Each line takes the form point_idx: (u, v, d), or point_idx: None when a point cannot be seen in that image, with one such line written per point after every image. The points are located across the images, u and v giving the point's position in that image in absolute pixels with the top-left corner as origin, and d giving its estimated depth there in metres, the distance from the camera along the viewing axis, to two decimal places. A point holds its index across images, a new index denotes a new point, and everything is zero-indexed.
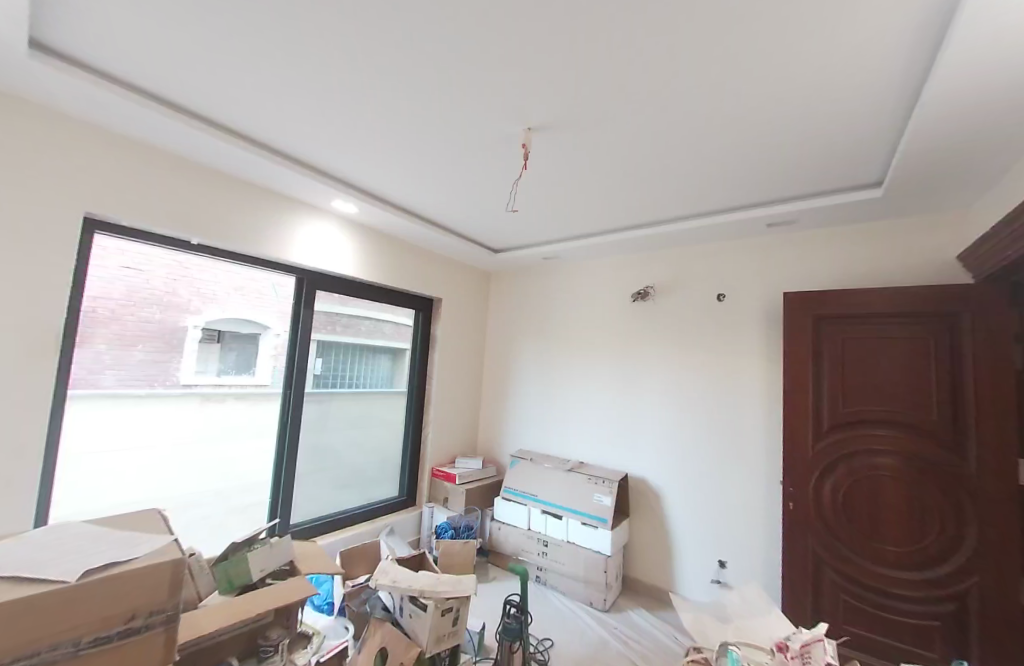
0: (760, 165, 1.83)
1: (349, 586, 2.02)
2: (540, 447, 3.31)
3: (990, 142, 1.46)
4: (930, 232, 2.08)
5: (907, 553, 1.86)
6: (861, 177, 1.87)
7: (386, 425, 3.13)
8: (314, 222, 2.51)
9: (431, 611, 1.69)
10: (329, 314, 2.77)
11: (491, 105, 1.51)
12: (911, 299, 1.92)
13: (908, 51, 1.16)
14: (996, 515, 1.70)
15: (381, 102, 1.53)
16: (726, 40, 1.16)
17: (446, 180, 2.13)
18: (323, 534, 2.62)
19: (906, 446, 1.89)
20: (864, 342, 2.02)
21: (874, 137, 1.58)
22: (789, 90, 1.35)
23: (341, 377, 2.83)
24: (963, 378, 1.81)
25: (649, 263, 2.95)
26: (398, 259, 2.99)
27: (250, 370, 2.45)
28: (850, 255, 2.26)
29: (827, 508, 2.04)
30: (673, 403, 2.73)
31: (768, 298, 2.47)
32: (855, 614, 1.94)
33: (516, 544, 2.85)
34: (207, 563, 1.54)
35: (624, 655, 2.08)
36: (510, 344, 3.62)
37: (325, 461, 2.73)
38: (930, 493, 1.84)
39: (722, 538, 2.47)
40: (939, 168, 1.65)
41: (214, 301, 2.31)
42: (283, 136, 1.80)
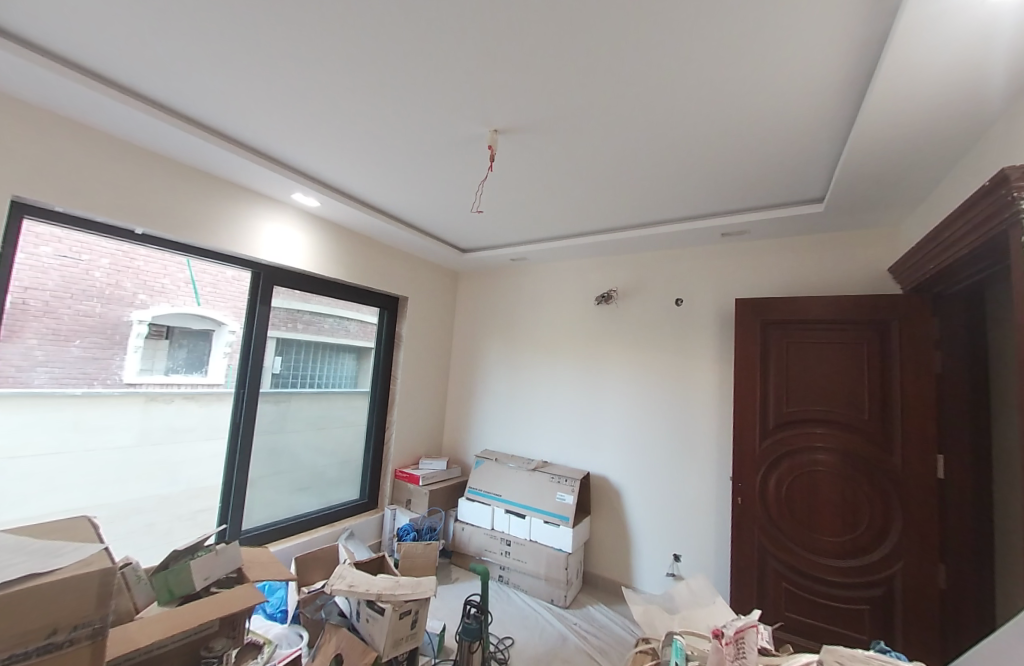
0: (715, 176, 1.92)
1: (304, 592, 1.96)
2: (504, 447, 3.33)
3: (917, 162, 1.60)
4: (865, 246, 2.26)
5: (841, 543, 2.01)
6: (806, 192, 2.00)
7: (347, 426, 3.05)
8: (272, 215, 2.41)
9: (388, 614, 1.66)
10: (288, 311, 2.67)
11: (458, 104, 1.51)
12: (849, 307, 2.07)
13: (846, 74, 1.25)
14: (918, 507, 1.86)
15: (345, 95, 1.49)
16: (685, 53, 1.21)
17: (412, 177, 2.10)
18: (277, 539, 2.52)
19: (840, 443, 2.04)
20: (806, 347, 2.16)
21: (818, 154, 1.69)
22: (742, 104, 1.43)
23: (301, 377, 2.74)
24: (892, 380, 1.97)
25: (613, 267, 3.03)
26: (362, 256, 2.92)
27: (202, 369, 2.32)
28: (797, 265, 2.41)
29: (771, 503, 2.17)
30: (634, 404, 2.81)
31: (722, 303, 2.60)
32: (796, 601, 2.06)
33: (479, 544, 2.85)
34: (144, 572, 1.45)
35: (582, 650, 2.12)
36: (477, 344, 3.62)
37: (282, 463, 2.63)
38: (861, 487, 2.00)
39: (677, 532, 2.56)
40: (873, 185, 1.80)
41: (163, 295, 2.18)
42: (240, 124, 1.72)
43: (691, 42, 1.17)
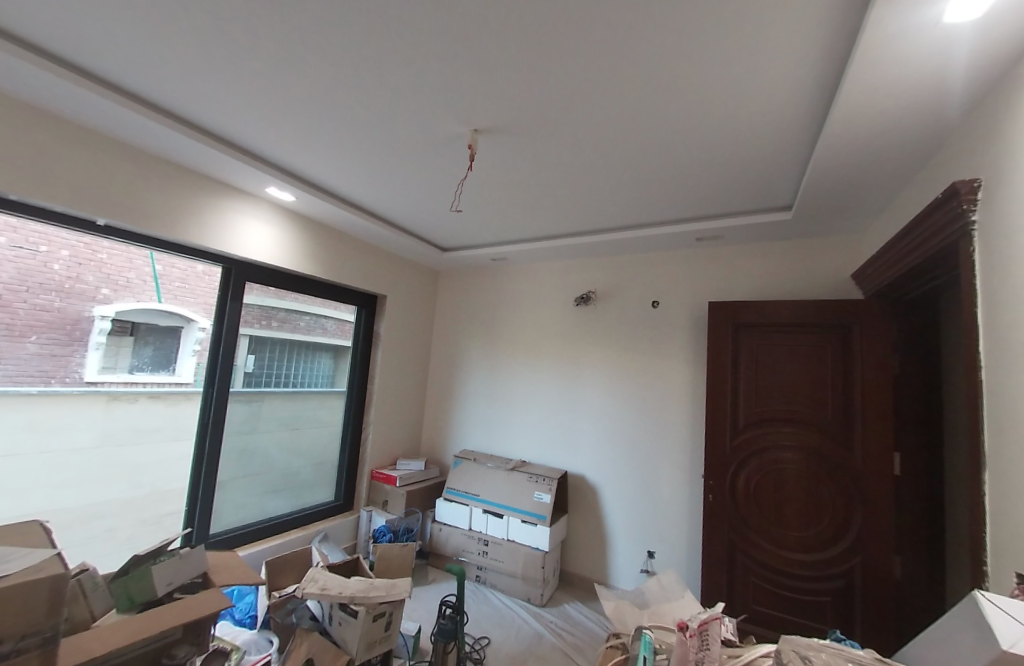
0: (690, 182, 1.97)
1: (274, 596, 1.90)
2: (483, 447, 3.32)
3: (876, 172, 1.68)
4: (830, 252, 2.36)
5: (805, 536, 2.09)
6: (776, 200, 2.08)
7: (322, 427, 2.99)
8: (244, 208, 2.34)
9: (362, 618, 1.64)
10: (262, 308, 2.60)
11: (440, 102, 1.50)
12: (815, 311, 2.15)
13: (813, 85, 1.30)
14: (877, 502, 1.95)
15: (323, 90, 1.46)
16: (663, 61, 1.24)
17: (391, 175, 2.08)
18: (247, 543, 2.44)
19: (806, 441, 2.13)
20: (775, 349, 2.24)
21: (787, 163, 1.76)
22: (716, 113, 1.47)
23: (275, 376, 2.67)
24: (853, 381, 2.06)
25: (591, 269, 3.07)
26: (338, 252, 2.87)
27: (170, 367, 2.24)
28: (767, 269, 2.50)
29: (740, 499, 2.23)
30: (611, 404, 2.86)
31: (696, 306, 2.67)
32: (762, 594, 2.14)
33: (456, 544, 2.84)
34: (105, 578, 1.41)
35: (557, 647, 2.15)
36: (456, 344, 3.61)
37: (253, 464, 2.56)
38: (824, 482, 2.08)
39: (651, 530, 2.62)
40: (837, 194, 1.88)
41: (128, 290, 2.09)
42: (212, 115, 1.66)
43: (669, 50, 1.19)
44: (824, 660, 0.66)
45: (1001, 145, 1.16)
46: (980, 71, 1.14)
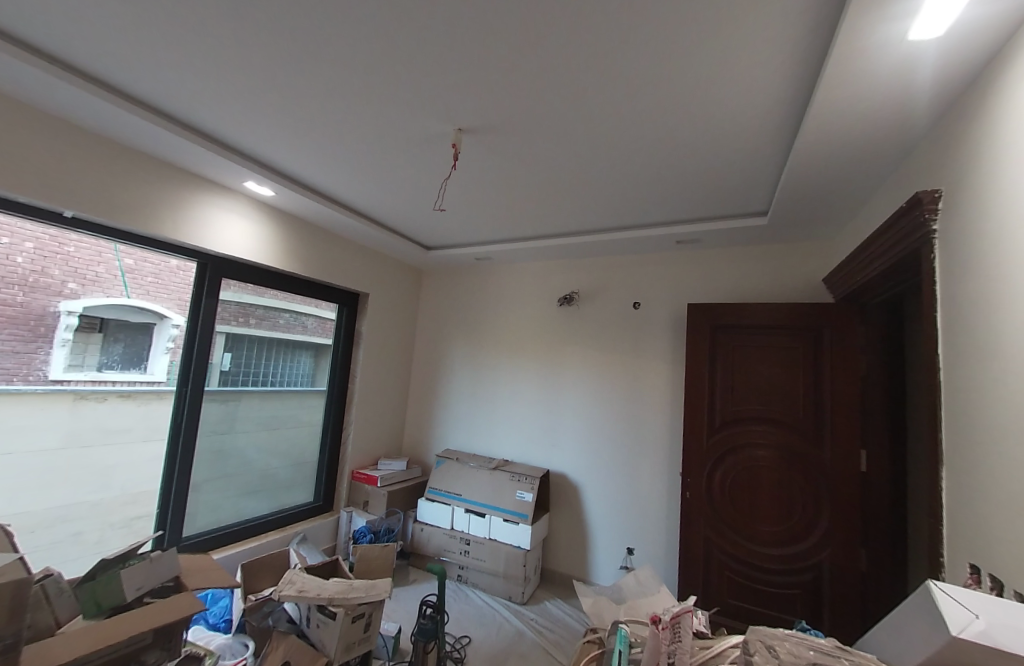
0: (671, 186, 2.01)
1: (250, 599, 1.86)
2: (465, 447, 3.32)
3: (846, 180, 1.75)
4: (803, 257, 2.45)
5: (777, 532, 2.16)
6: (752, 205, 2.14)
7: (301, 427, 2.93)
8: (221, 203, 2.28)
9: (340, 619, 1.62)
10: (240, 305, 2.55)
11: (423, 101, 1.49)
12: (789, 313, 2.22)
13: (788, 93, 1.34)
14: (844, 497, 2.03)
15: (304, 84, 1.43)
16: (644, 67, 1.26)
17: (374, 172, 2.06)
18: (222, 546, 2.38)
19: (778, 439, 2.20)
20: (751, 350, 2.31)
21: (763, 170, 1.82)
22: (695, 119, 1.50)
23: (253, 375, 2.62)
24: (823, 381, 2.14)
25: (574, 269, 3.10)
26: (319, 249, 2.82)
27: (142, 365, 2.17)
28: (743, 273, 2.57)
29: (716, 496, 2.29)
30: (593, 404, 2.89)
31: (676, 307, 2.72)
32: (736, 588, 2.20)
33: (437, 544, 2.83)
34: (69, 583, 1.35)
35: (537, 644, 2.17)
36: (439, 343, 3.59)
37: (229, 465, 2.50)
38: (795, 479, 2.16)
39: (631, 527, 2.66)
40: (809, 201, 1.95)
41: (97, 285, 2.01)
42: (188, 106, 1.62)
43: (650, 55, 1.22)
44: (788, 650, 0.68)
45: (960, 158, 1.23)
46: (941, 85, 1.19)
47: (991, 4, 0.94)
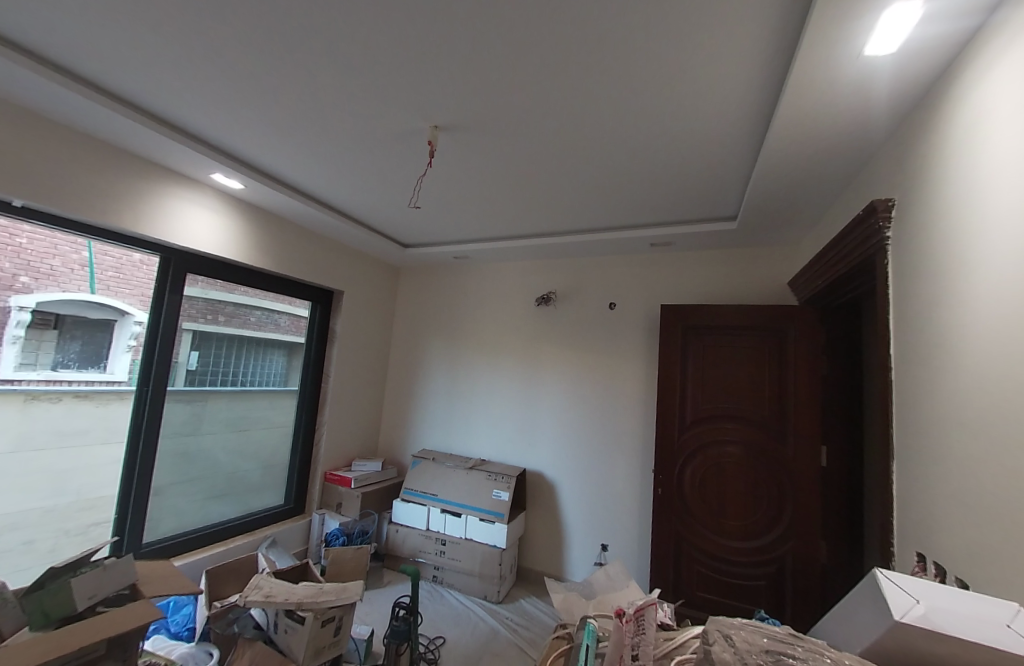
0: (644, 190, 2.05)
1: (214, 607, 1.80)
2: (442, 446, 3.30)
3: (808, 188, 1.83)
4: (769, 261, 2.54)
5: (743, 525, 2.24)
6: (722, 210, 2.21)
7: (272, 428, 2.85)
8: (186, 195, 2.19)
9: (309, 624, 1.59)
10: (207, 301, 2.45)
11: (400, 97, 1.47)
12: (757, 315, 2.29)
13: (755, 101, 1.39)
14: (806, 492, 2.11)
15: (274, 75, 1.39)
16: (618, 73, 1.29)
17: (349, 167, 2.02)
18: (186, 552, 2.30)
19: (745, 436, 2.27)
20: (720, 350, 2.38)
21: (732, 175, 1.87)
22: (668, 124, 1.54)
23: (221, 374, 2.53)
24: (788, 380, 2.22)
25: (551, 269, 3.12)
26: (291, 244, 2.75)
27: (101, 364, 2.04)
28: (715, 275, 2.64)
29: (686, 491, 2.36)
30: (569, 403, 2.92)
31: (650, 308, 2.78)
32: (706, 581, 2.27)
33: (413, 545, 2.80)
34: (17, 595, 1.29)
35: (512, 642, 2.17)
36: (416, 342, 3.56)
37: (194, 468, 2.41)
38: (761, 474, 2.24)
39: (605, 523, 2.70)
40: (775, 207, 2.03)
41: (52, 279, 1.88)
42: (150, 94, 1.55)
43: (624, 60, 1.24)
44: (743, 638, 0.70)
45: (910, 171, 1.30)
46: (895, 99, 1.26)
47: (941, 23, 0.99)
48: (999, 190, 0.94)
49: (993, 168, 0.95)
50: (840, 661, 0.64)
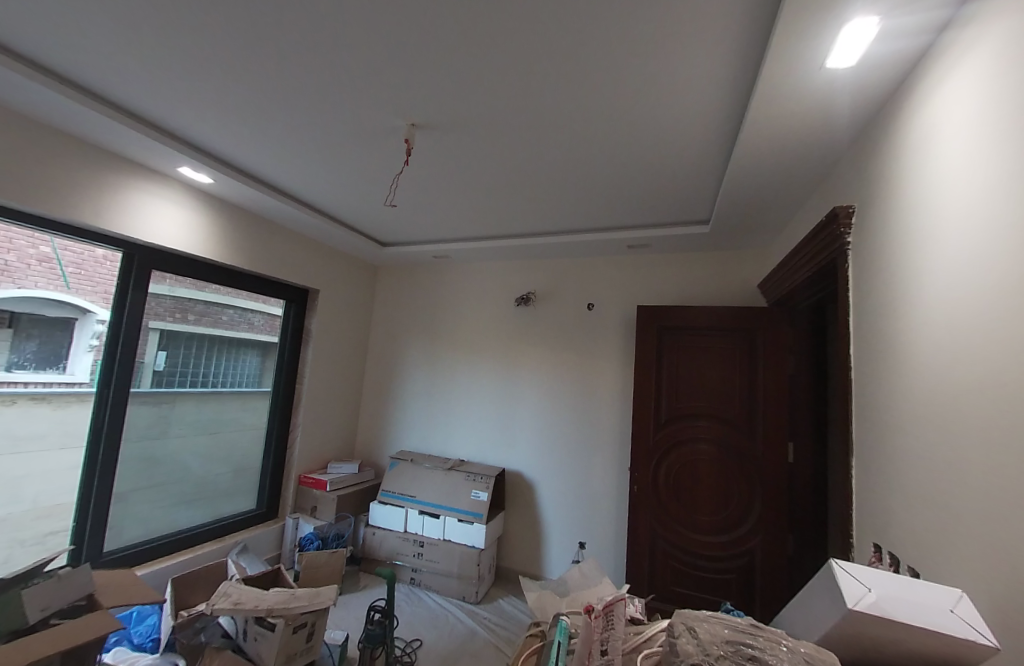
0: (621, 193, 2.08)
1: (181, 615, 1.73)
2: (420, 447, 3.27)
3: (776, 193, 1.89)
4: (740, 264, 2.62)
5: (715, 520, 2.30)
6: (696, 213, 2.27)
7: (243, 430, 2.77)
8: (150, 188, 2.10)
9: (280, 631, 1.56)
10: (175, 299, 2.37)
11: (376, 94, 1.45)
12: (728, 317, 2.35)
13: (725, 107, 1.43)
14: (774, 487, 2.18)
15: (247, 67, 1.35)
16: (595, 76, 1.31)
17: (324, 163, 1.98)
18: (150, 560, 2.21)
19: (717, 433, 2.34)
20: (694, 350, 2.44)
21: (704, 179, 1.93)
22: (644, 128, 1.57)
23: (190, 375, 2.45)
24: (757, 379, 2.29)
25: (531, 270, 3.13)
26: (264, 240, 2.68)
27: (60, 364, 1.94)
28: (689, 277, 2.71)
29: (661, 487, 2.41)
30: (548, 403, 2.94)
31: (627, 309, 2.83)
32: (679, 576, 2.32)
33: (390, 548, 2.77)
34: None
35: (490, 642, 2.17)
36: (394, 342, 3.52)
37: (160, 473, 2.32)
38: (732, 471, 2.30)
39: (582, 522, 2.73)
40: (746, 211, 2.09)
41: (6, 274, 1.77)
42: (112, 82, 1.47)
43: (602, 64, 1.25)
44: (706, 630, 0.72)
45: (869, 179, 1.36)
46: (855, 110, 1.32)
47: (896, 40, 1.05)
48: (948, 197, 0.99)
49: (942, 178, 1.01)
50: (796, 649, 0.67)
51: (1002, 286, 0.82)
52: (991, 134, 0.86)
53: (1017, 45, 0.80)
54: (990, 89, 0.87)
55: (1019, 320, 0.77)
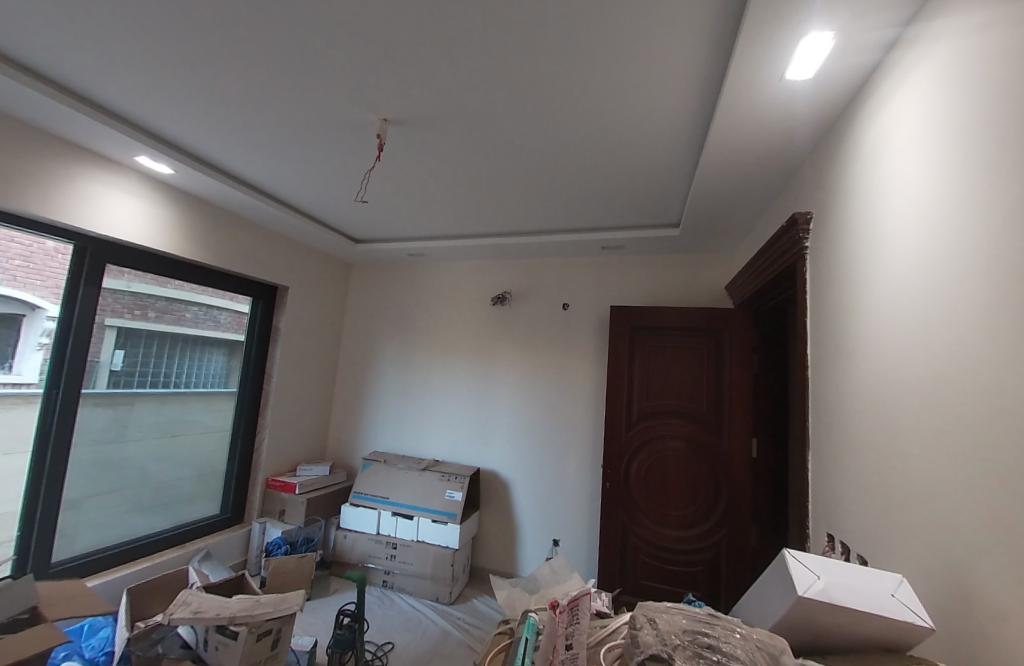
0: (594, 194, 2.11)
1: (136, 627, 1.65)
2: (393, 448, 3.23)
3: (741, 198, 1.96)
4: (708, 266, 2.70)
5: (684, 515, 2.36)
6: (667, 216, 2.32)
7: (207, 432, 2.66)
8: (104, 178, 1.99)
9: (242, 639, 1.50)
10: (134, 295, 2.25)
11: (348, 89, 1.42)
12: (697, 318, 2.42)
13: (693, 112, 1.47)
14: (739, 482, 2.25)
15: (210, 53, 1.29)
16: (568, 79, 1.32)
17: (293, 157, 1.93)
18: (104, 570, 2.09)
19: (687, 430, 2.40)
20: (664, 349, 2.50)
21: (674, 183, 1.98)
22: (616, 131, 1.60)
23: (149, 375, 2.33)
24: (724, 378, 2.37)
25: (506, 270, 3.13)
26: (229, 234, 2.58)
27: (6, 365, 1.80)
28: (660, 279, 2.77)
29: (633, 484, 2.46)
30: (522, 402, 2.95)
31: (601, 309, 2.87)
32: (649, 570, 2.37)
33: (362, 550, 2.72)
34: None
35: (464, 642, 2.17)
36: (368, 341, 3.46)
37: (114, 478, 2.19)
38: (700, 466, 2.37)
39: (556, 519, 2.76)
40: (713, 215, 2.16)
41: None
42: (61, 64, 1.38)
43: (578, 67, 1.27)
44: (666, 621, 0.74)
45: (825, 187, 1.44)
46: (812, 121, 1.39)
47: (848, 56, 1.11)
48: (895, 206, 1.05)
49: (890, 186, 1.07)
50: (749, 636, 0.69)
51: (943, 291, 0.88)
52: (934, 147, 0.92)
53: (958, 66, 0.85)
54: (932, 106, 0.93)
55: (959, 323, 0.83)
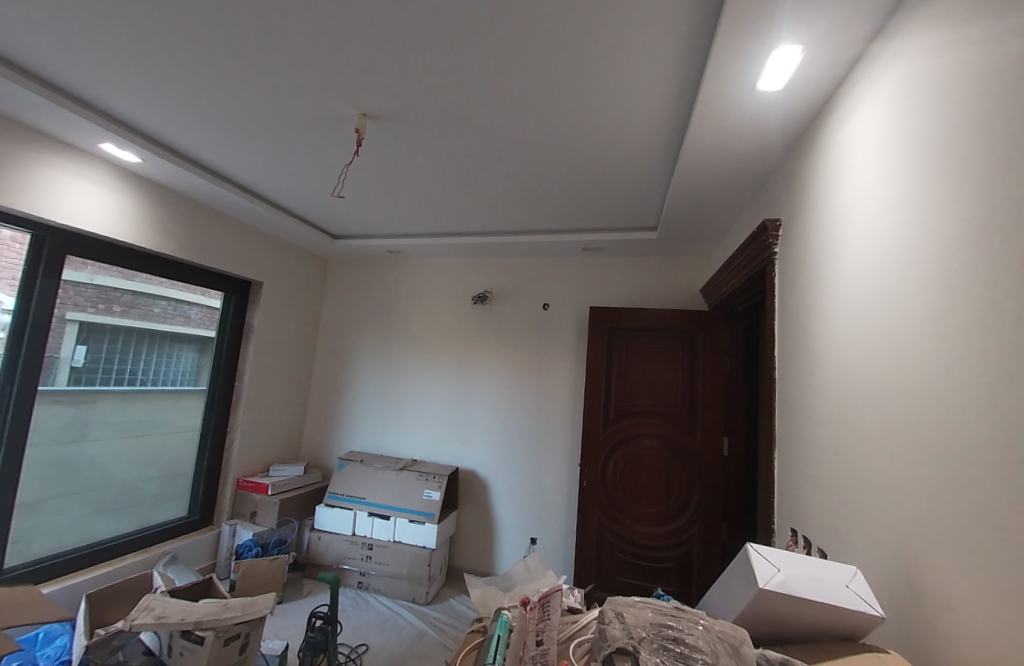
0: (575, 196, 2.14)
1: (95, 635, 1.58)
2: (371, 447, 3.19)
3: (715, 203, 2.02)
4: (685, 269, 2.76)
5: (658, 511, 2.42)
6: (645, 220, 2.37)
7: (175, 432, 2.57)
8: (65, 165, 1.89)
9: (209, 644, 1.45)
10: (97, 288, 2.15)
11: (326, 82, 1.39)
12: (673, 319, 2.47)
13: (669, 118, 1.50)
14: (710, 478, 2.32)
15: (180, 41, 1.25)
16: (550, 81, 1.33)
17: (268, 149, 1.88)
18: (61, 576, 1.99)
19: (662, 428, 2.45)
20: (640, 349, 2.55)
21: (652, 187, 2.01)
22: (596, 134, 1.62)
23: (114, 371, 2.24)
24: (697, 377, 2.43)
25: (487, 269, 3.13)
26: (200, 226, 2.49)
27: None
28: (638, 280, 2.82)
29: (609, 482, 2.50)
30: (502, 401, 2.96)
31: (581, 309, 2.90)
32: (624, 566, 2.42)
33: (337, 551, 2.67)
34: None
35: (439, 642, 2.16)
36: (346, 339, 3.40)
37: (73, 480, 2.09)
38: (673, 464, 2.43)
39: (534, 517, 2.78)
40: (689, 219, 2.21)
41: None
42: (16, 45, 1.30)
43: (560, 69, 1.28)
44: (633, 614, 0.76)
45: (793, 195, 1.49)
46: (783, 131, 1.44)
47: (816, 70, 1.15)
48: (856, 214, 1.11)
49: (852, 195, 1.13)
50: (711, 627, 0.72)
51: (897, 296, 0.93)
52: (891, 159, 0.97)
53: (913, 84, 0.91)
54: (890, 120, 0.98)
55: (911, 327, 0.88)
